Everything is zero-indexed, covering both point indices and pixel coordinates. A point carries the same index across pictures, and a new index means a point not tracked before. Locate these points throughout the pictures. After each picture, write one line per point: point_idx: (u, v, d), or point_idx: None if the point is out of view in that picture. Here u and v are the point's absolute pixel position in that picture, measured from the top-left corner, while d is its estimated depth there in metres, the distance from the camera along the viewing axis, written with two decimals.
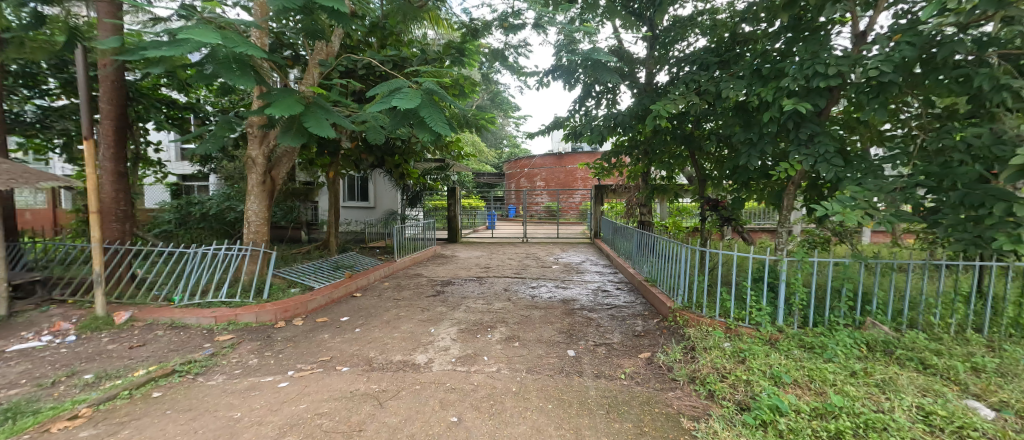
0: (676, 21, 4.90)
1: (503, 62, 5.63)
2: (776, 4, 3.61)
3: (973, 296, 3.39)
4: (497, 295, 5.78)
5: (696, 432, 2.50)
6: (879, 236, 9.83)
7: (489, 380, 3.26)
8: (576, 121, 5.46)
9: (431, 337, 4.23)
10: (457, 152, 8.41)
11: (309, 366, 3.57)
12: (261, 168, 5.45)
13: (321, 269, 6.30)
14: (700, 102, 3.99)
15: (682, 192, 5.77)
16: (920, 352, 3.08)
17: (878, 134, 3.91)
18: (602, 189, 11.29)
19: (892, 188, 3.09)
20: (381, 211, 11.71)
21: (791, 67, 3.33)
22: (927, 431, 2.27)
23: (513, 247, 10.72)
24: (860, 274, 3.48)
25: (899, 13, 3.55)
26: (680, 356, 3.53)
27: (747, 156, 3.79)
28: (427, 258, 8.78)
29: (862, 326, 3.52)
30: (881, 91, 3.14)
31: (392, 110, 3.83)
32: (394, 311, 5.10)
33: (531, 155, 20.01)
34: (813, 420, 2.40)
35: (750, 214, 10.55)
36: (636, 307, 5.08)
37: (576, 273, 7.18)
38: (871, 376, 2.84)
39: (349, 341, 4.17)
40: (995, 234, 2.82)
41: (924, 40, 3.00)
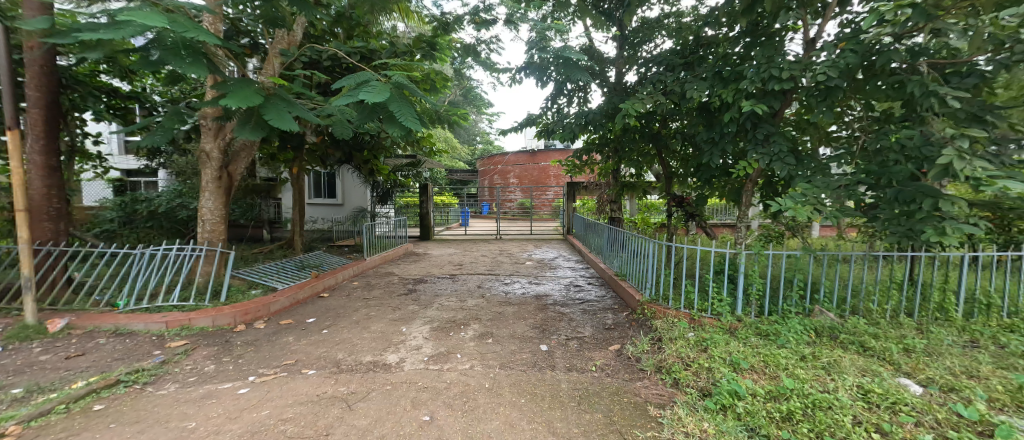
0: (643, 23, 5.02)
1: (476, 57, 5.62)
2: (735, 9, 3.77)
3: (905, 283, 3.72)
4: (470, 292, 5.76)
5: (662, 419, 2.63)
6: (827, 231, 10.77)
7: (462, 378, 3.25)
8: (548, 119, 5.49)
9: (403, 336, 4.16)
10: (429, 149, 8.13)
11: (272, 370, 3.42)
12: (215, 163, 5.11)
13: (284, 270, 6.03)
14: (667, 102, 4.11)
15: (650, 190, 5.98)
16: (860, 336, 3.36)
17: (826, 135, 4.19)
18: (574, 186, 11.44)
19: (838, 185, 3.35)
20: (350, 208, 11.33)
21: (750, 70, 3.52)
22: (866, 407, 2.49)
23: (487, 244, 10.69)
24: (809, 265, 3.75)
25: (844, 22, 3.82)
26: (647, 347, 3.67)
27: (710, 155, 3.99)
28: (398, 256, 8.61)
29: (811, 313, 3.79)
30: (829, 95, 3.43)
31: (360, 104, 3.71)
32: (364, 311, 4.96)
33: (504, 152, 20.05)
34: (768, 402, 2.58)
35: (712, 210, 11.17)
36: (606, 301, 5.22)
37: (549, 269, 7.26)
38: (818, 359, 3.08)
39: (314, 343, 4.02)
40: (924, 227, 3.12)
41: (865, 48, 3.27)
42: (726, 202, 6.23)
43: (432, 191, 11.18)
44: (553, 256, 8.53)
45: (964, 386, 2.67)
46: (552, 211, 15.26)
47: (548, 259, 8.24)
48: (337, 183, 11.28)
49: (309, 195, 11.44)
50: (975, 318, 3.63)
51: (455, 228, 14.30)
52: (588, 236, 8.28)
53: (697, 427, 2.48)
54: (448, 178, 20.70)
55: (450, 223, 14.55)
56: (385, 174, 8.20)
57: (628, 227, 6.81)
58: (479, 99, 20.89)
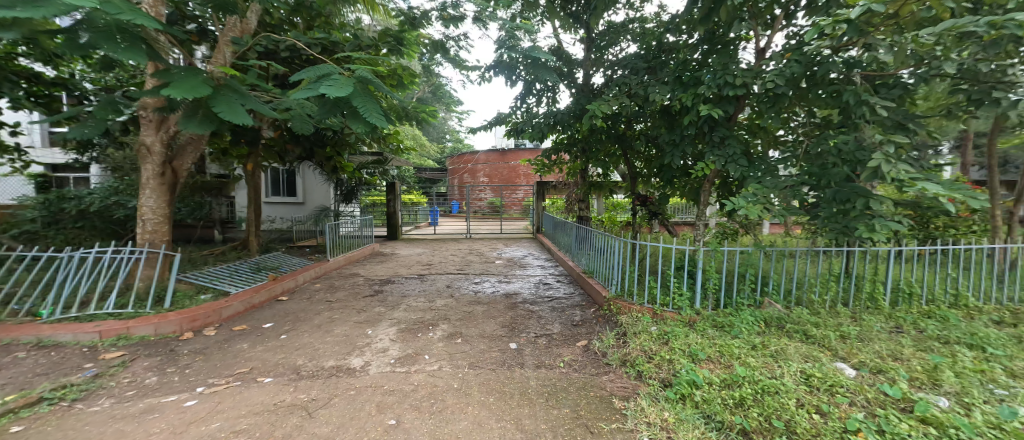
0: (609, 26, 5.16)
1: (445, 53, 5.55)
2: (694, 17, 3.96)
3: (841, 276, 4.07)
4: (439, 292, 5.67)
5: (626, 411, 2.73)
6: (776, 228, 11.62)
7: (431, 379, 3.20)
8: (517, 118, 5.50)
9: (368, 339, 4.04)
10: (396, 146, 7.88)
11: (223, 380, 3.21)
12: (158, 158, 4.70)
13: (237, 273, 5.67)
14: (631, 104, 4.24)
15: (615, 189, 6.16)
16: (803, 325, 3.64)
17: (774, 139, 4.51)
18: (543, 186, 11.56)
19: (784, 185, 3.62)
20: (311, 207, 10.83)
21: (707, 76, 3.71)
22: (808, 390, 2.71)
23: (455, 243, 10.58)
24: (760, 261, 4.01)
25: (790, 34, 4.11)
26: (613, 342, 3.79)
27: (671, 156, 4.18)
28: (364, 256, 8.34)
29: (761, 305, 4.07)
30: (777, 101, 3.70)
31: (321, 98, 3.55)
32: (327, 314, 4.76)
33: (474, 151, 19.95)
34: (722, 390, 2.75)
35: (674, 209, 11.69)
36: (574, 298, 5.32)
37: (518, 267, 7.30)
38: (767, 348, 3.31)
39: (271, 349, 3.81)
40: (858, 224, 3.43)
41: (808, 59, 3.54)
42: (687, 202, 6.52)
43: (399, 189, 10.92)
44: (522, 255, 8.59)
45: (889, 367, 2.97)
46: (521, 211, 15.33)
47: (517, 258, 8.28)
48: (296, 181, 10.74)
49: (265, 193, 10.81)
50: (899, 306, 4.04)
51: (424, 227, 14.04)
52: (557, 234, 8.41)
53: (659, 417, 2.60)
54: (416, 177, 20.28)
55: (418, 222, 14.27)
56: (349, 172, 7.91)
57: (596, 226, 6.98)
58: (448, 96, 20.58)
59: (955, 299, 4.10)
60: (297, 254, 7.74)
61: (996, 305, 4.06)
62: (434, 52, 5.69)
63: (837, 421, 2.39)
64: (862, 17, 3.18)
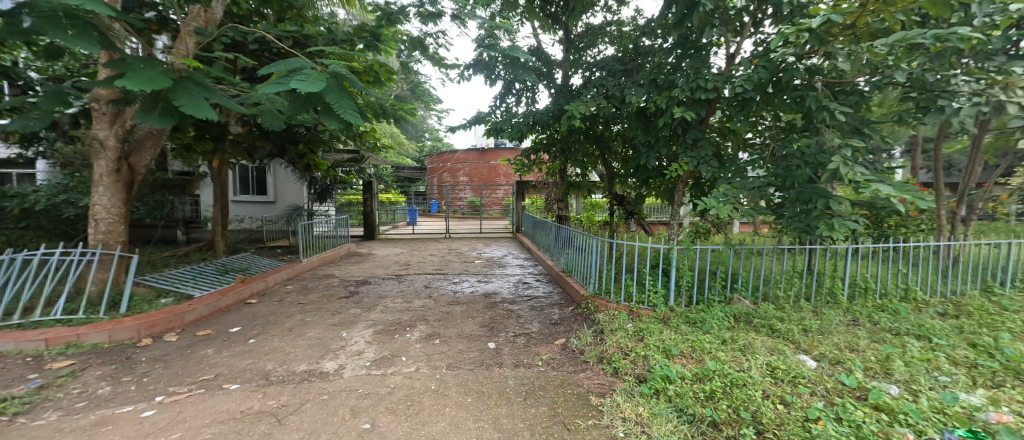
0: (588, 28, 5.23)
1: (424, 51, 5.50)
2: (668, 22, 4.07)
3: (804, 272, 4.29)
4: (417, 293, 5.59)
5: (602, 407, 2.78)
6: (746, 227, 12.10)
7: (407, 381, 3.16)
8: (497, 118, 5.49)
9: (342, 342, 3.93)
10: (373, 144, 7.69)
11: (185, 388, 3.05)
12: (112, 154, 4.41)
13: (202, 275, 5.40)
14: (608, 105, 4.32)
15: (593, 189, 6.25)
16: (769, 320, 3.82)
17: (743, 142, 4.71)
18: (523, 185, 11.58)
19: (752, 186, 3.78)
20: (282, 206, 10.44)
21: (680, 80, 3.82)
22: (773, 382, 2.84)
23: (434, 243, 10.46)
24: (730, 258, 4.17)
25: (758, 41, 4.28)
26: (590, 339, 3.84)
27: (646, 157, 4.29)
28: (339, 257, 8.11)
29: (731, 301, 4.23)
30: (745, 105, 3.86)
31: (293, 93, 3.43)
32: (299, 317, 4.61)
33: (452, 150, 19.77)
34: (694, 384, 2.85)
35: (650, 209, 11.97)
36: (553, 297, 5.37)
37: (498, 267, 7.28)
38: (736, 342, 3.44)
39: (238, 355, 3.65)
40: (819, 223, 3.62)
41: (774, 66, 3.70)
42: (663, 202, 6.69)
43: (377, 188, 10.69)
44: (501, 255, 8.58)
45: (846, 358, 3.16)
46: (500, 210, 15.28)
47: (496, 257, 8.27)
48: (266, 179, 10.34)
49: (232, 192, 10.26)
50: (856, 300, 4.29)
51: (401, 226, 13.80)
52: (537, 233, 8.45)
53: (634, 412, 2.67)
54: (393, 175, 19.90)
55: (395, 222, 14.01)
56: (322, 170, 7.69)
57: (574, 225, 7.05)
58: (427, 94, 20.25)
59: (905, 293, 4.40)
60: (267, 255, 7.44)
61: (941, 298, 4.38)
62: (411, 49, 5.60)
63: (799, 411, 2.51)
64: (822, 27, 3.36)
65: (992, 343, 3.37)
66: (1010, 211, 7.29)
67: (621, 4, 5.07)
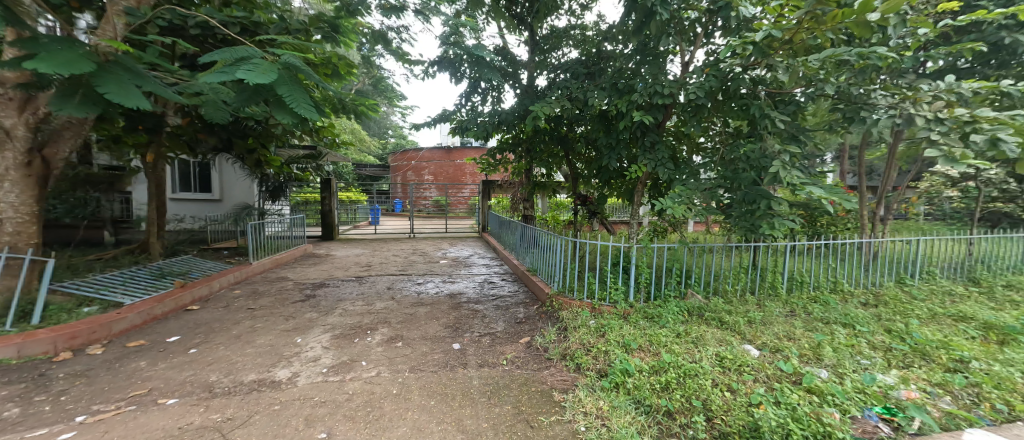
0: (552, 31, 5.31)
1: (386, 45, 5.39)
2: (629, 28, 4.21)
3: (750, 267, 4.61)
4: (378, 295, 5.41)
5: (565, 403, 2.83)
6: (700, 226, 12.83)
7: (368, 386, 3.05)
8: (462, 116, 5.42)
9: (296, 348, 3.72)
10: (330, 140, 7.27)
11: (113, 406, 2.75)
12: (21, 144, 3.89)
13: (134, 281, 4.91)
14: (571, 107, 4.40)
15: (558, 189, 6.36)
16: (719, 313, 4.07)
17: (697, 146, 4.98)
18: (488, 184, 11.52)
19: (704, 188, 4.01)
20: (230, 205, 9.68)
21: (639, 85, 3.96)
22: (722, 371, 3.03)
23: (396, 243, 10.17)
24: (684, 256, 4.39)
25: (710, 51, 4.54)
26: (554, 337, 3.91)
27: (608, 159, 4.43)
28: (293, 258, 7.67)
29: (685, 296, 4.47)
30: (697, 111, 4.10)
31: (239, 83, 3.18)
32: (248, 323, 4.31)
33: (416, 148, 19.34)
34: (651, 376, 2.98)
35: (612, 209, 12.36)
36: (518, 296, 5.40)
37: (463, 267, 7.21)
38: (689, 335, 3.65)
39: (177, 366, 3.34)
40: (762, 223, 3.90)
41: (723, 75, 3.93)
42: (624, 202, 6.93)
43: (335, 186, 10.22)
44: (466, 254, 8.51)
45: (784, 346, 3.44)
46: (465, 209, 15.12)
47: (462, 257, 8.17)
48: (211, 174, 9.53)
49: (171, 189, 9.53)
50: (793, 292, 4.69)
51: (362, 226, 13.29)
52: (502, 233, 8.46)
53: (595, 406, 2.75)
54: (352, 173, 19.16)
55: (355, 222, 13.46)
56: (275, 167, 7.25)
57: (539, 224, 7.13)
58: (390, 90, 19.57)
59: (834, 285, 4.86)
60: (211, 258, 6.89)
61: (863, 289, 4.88)
62: (373, 43, 5.40)
63: (744, 397, 2.69)
64: (764, 41, 3.62)
65: (904, 328, 3.81)
66: (920, 211, 8.25)
67: (585, 8, 5.18)
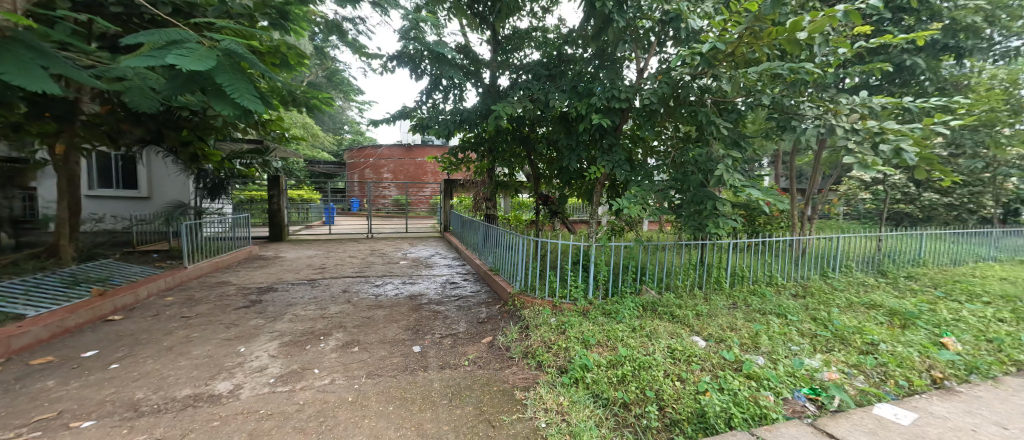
0: (515, 32, 5.35)
1: (342, 36, 5.20)
2: (588, 34, 4.34)
3: (698, 264, 4.91)
4: (332, 298, 5.14)
5: (527, 400, 2.86)
6: (655, 225, 13.50)
7: (320, 395, 2.89)
8: (423, 114, 5.30)
9: (239, 358, 3.45)
10: (278, 134, 6.80)
11: (12, 433, 2.39)
12: None
13: (40, 289, 4.31)
14: (533, 108, 4.43)
15: (520, 188, 6.40)
16: (671, 308, 4.30)
17: (651, 149, 5.23)
18: (451, 183, 11.32)
19: (657, 189, 4.20)
20: (160, 203, 8.95)
21: (598, 89, 4.08)
22: (673, 362, 3.20)
23: (351, 243, 9.74)
24: (639, 254, 4.59)
25: (663, 60, 4.78)
26: (516, 336, 3.92)
27: (569, 159, 4.55)
28: (234, 261, 7.10)
29: (640, 292, 4.68)
30: (651, 116, 4.32)
31: (171, 69, 2.88)
32: (182, 333, 3.92)
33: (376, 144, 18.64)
34: (608, 370, 3.09)
35: (573, 208, 12.67)
36: (481, 295, 5.38)
37: (424, 267, 7.05)
38: (643, 329, 3.82)
39: (94, 384, 2.97)
40: (708, 222, 4.17)
41: (674, 83, 4.15)
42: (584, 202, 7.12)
43: (283, 183, 9.61)
44: (427, 254, 8.34)
45: (727, 336, 3.70)
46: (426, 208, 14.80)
47: (422, 257, 7.99)
48: (136, 169, 8.68)
49: (86, 185, 8.24)
50: (736, 286, 5.07)
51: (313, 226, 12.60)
52: (464, 232, 8.36)
53: (555, 403, 2.79)
54: (302, 170, 18.13)
55: (307, 221, 12.74)
56: (214, 162, 6.68)
57: (502, 224, 7.14)
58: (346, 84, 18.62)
59: (770, 279, 5.31)
60: (137, 261, 6.21)
61: (794, 282, 5.39)
62: (327, 33, 5.21)
63: (692, 385, 2.86)
64: (710, 52, 3.86)
65: (827, 316, 4.24)
66: (841, 211, 9.24)
67: (546, 11, 5.26)
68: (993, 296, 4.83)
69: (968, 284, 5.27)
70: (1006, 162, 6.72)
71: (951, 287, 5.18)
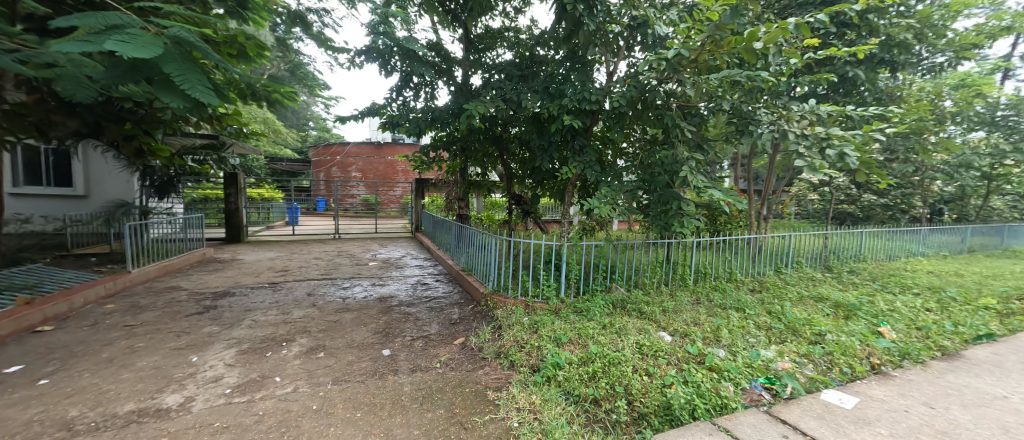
0: (486, 31, 5.32)
1: (306, 28, 4.96)
2: (560, 36, 4.38)
3: (664, 262, 5.09)
4: (296, 302, 4.90)
5: (499, 401, 2.85)
6: (624, 225, 13.88)
7: (282, 404, 2.75)
8: (393, 111, 5.16)
9: (191, 368, 3.21)
10: (235, 129, 6.41)
11: None
12: None
13: None
14: (505, 108, 4.42)
15: (493, 188, 6.39)
16: (639, 304, 4.43)
17: (620, 150, 5.37)
18: (421, 183, 11.11)
19: (626, 189, 4.31)
20: (100, 201, 8.13)
21: (570, 90, 4.13)
22: (641, 357, 3.30)
23: (315, 244, 9.34)
24: (609, 252, 4.69)
25: (631, 64, 4.91)
26: (489, 336, 3.91)
27: (541, 160, 4.58)
28: (186, 264, 6.63)
29: (610, 290, 4.79)
30: (620, 119, 4.42)
31: (110, 55, 2.63)
32: (125, 343, 3.61)
33: (343, 142, 17.99)
34: (580, 367, 3.14)
35: (545, 208, 12.78)
36: (453, 296, 5.31)
37: (394, 268, 6.87)
38: (613, 326, 3.90)
39: (19, 403, 2.67)
40: (674, 222, 4.33)
41: (642, 87, 4.27)
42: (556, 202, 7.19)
43: (241, 181, 9.07)
44: (398, 255, 8.15)
45: (691, 331, 3.86)
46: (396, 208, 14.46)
47: (393, 258, 7.79)
48: (71, 165, 7.91)
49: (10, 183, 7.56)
50: (699, 282, 5.31)
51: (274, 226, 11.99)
52: (435, 233, 8.24)
53: (527, 402, 2.80)
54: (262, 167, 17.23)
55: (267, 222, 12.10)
56: (162, 158, 6.23)
57: (474, 224, 7.09)
58: (311, 78, 17.78)
59: (730, 275, 5.59)
60: (71, 266, 5.67)
61: (752, 278, 5.70)
62: (290, 24, 4.96)
63: (658, 379, 2.95)
64: (675, 58, 3.99)
65: (780, 309, 4.52)
66: (793, 211, 9.88)
67: (518, 11, 5.26)
68: (921, 288, 5.34)
69: (900, 277, 5.79)
70: (931, 167, 7.44)
71: (886, 280, 5.67)
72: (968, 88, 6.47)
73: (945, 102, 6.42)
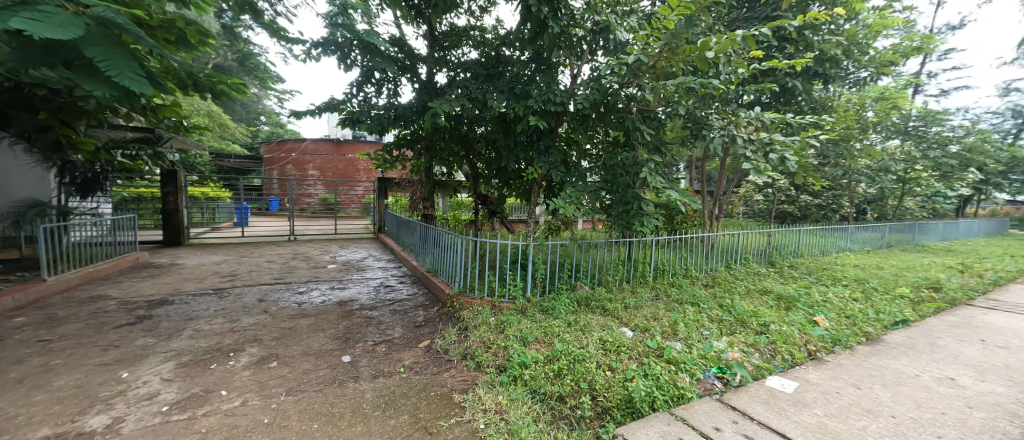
0: (451, 28, 5.23)
1: (256, 16, 4.62)
2: (525, 37, 4.39)
3: (626, 259, 5.25)
4: (245, 308, 4.57)
5: (465, 403, 2.80)
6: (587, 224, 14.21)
7: (228, 419, 2.54)
8: (353, 107, 4.94)
9: (120, 385, 2.90)
10: (173, 123, 5.87)
11: None
12: None
13: None
14: (470, 106, 4.37)
15: (458, 188, 6.30)
16: (602, 302, 4.54)
17: (584, 151, 5.47)
18: (384, 182, 10.75)
19: (589, 190, 4.40)
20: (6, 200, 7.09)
21: (535, 91, 4.15)
22: (605, 353, 3.38)
23: (265, 247, 8.77)
24: (574, 251, 4.76)
25: (594, 67, 5.01)
26: (454, 338, 3.84)
27: (506, 160, 4.57)
28: (114, 269, 5.98)
29: (574, 288, 4.88)
30: (584, 121, 4.51)
31: (20, 35, 2.31)
32: (40, 360, 3.19)
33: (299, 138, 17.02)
34: (546, 365, 3.16)
35: (511, 208, 12.80)
36: (417, 298, 5.18)
37: (354, 270, 6.60)
38: (578, 323, 3.97)
39: None
40: (635, 221, 4.48)
41: (604, 90, 4.37)
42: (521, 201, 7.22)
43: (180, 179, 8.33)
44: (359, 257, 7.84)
45: (651, 326, 4.00)
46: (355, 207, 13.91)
47: (353, 260, 7.48)
48: None
49: None
50: (658, 278, 5.53)
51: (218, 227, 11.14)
52: (399, 233, 8.02)
53: (493, 402, 2.78)
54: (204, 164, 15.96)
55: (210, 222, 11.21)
56: (85, 153, 5.60)
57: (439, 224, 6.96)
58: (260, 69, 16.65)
59: (686, 271, 5.87)
60: None
61: (705, 273, 6.03)
62: (238, 12, 4.61)
63: (621, 374, 3.03)
64: (635, 63, 4.13)
65: (731, 303, 4.81)
66: (740, 211, 10.58)
67: (483, 10, 5.21)
68: (849, 280, 5.90)
69: (832, 271, 6.37)
70: (857, 171, 8.23)
71: (820, 273, 6.21)
72: (886, 101, 7.21)
73: (868, 113, 7.13)
